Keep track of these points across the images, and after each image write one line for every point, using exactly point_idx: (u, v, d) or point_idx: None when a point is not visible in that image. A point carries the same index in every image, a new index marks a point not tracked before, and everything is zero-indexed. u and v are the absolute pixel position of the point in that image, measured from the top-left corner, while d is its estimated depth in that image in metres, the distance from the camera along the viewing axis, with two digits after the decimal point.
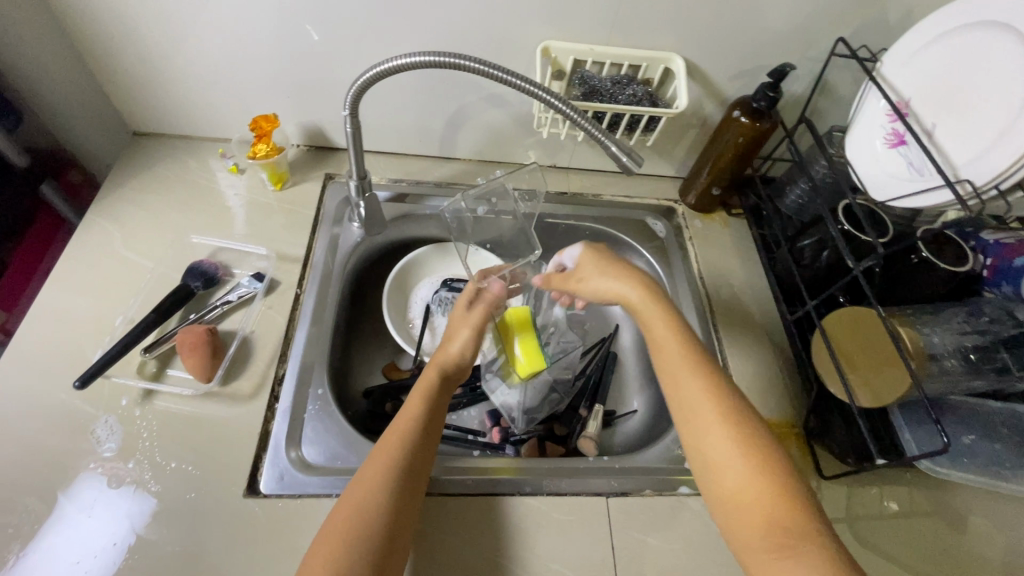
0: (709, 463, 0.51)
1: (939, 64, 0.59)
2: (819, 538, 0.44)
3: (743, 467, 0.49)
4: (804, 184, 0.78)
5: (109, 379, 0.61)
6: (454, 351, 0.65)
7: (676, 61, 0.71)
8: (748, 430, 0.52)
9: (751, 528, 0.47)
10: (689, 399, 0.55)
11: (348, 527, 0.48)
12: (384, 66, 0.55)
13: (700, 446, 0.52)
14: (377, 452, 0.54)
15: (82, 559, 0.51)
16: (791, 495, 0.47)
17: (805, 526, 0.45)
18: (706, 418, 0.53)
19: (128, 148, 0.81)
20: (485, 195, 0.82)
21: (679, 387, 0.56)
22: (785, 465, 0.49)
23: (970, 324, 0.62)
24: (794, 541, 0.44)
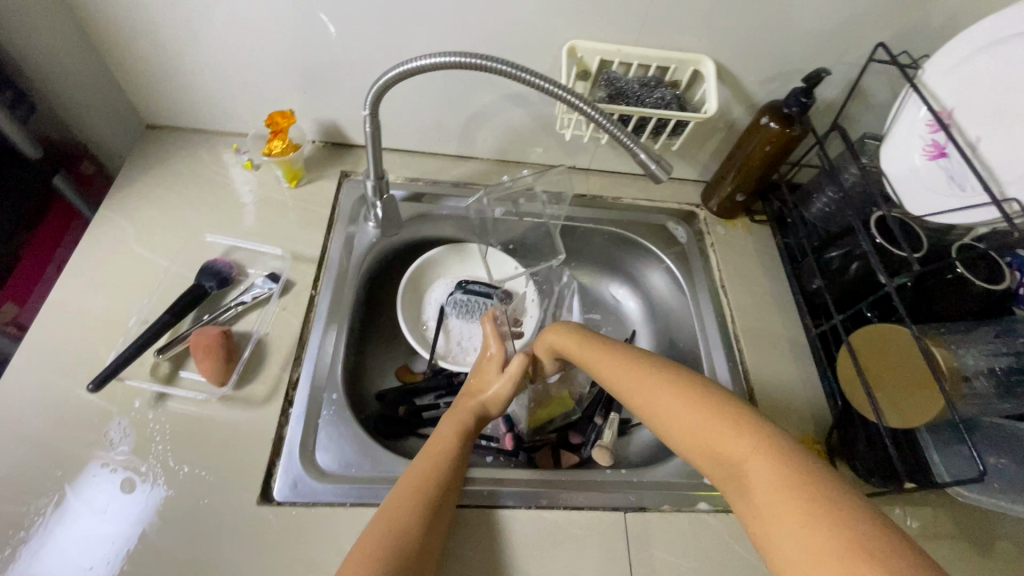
0: (658, 423, 0.50)
1: (986, 74, 0.57)
2: (768, 443, 0.42)
3: (680, 408, 0.48)
4: (832, 192, 0.74)
5: (124, 381, 0.60)
6: (488, 399, 0.65)
7: (706, 63, 0.69)
8: (674, 377, 0.51)
9: (711, 464, 0.44)
10: (616, 374, 0.55)
11: (384, 540, 0.48)
12: (407, 66, 0.53)
13: (644, 411, 0.51)
14: (408, 476, 0.55)
15: (95, 565, 0.50)
16: (731, 413, 0.45)
17: (748, 435, 0.43)
18: (633, 383, 0.53)
19: (143, 141, 0.80)
20: (512, 197, 0.81)
21: (606, 368, 0.57)
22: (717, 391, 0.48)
23: (1005, 344, 0.60)
24: (744, 455, 0.42)
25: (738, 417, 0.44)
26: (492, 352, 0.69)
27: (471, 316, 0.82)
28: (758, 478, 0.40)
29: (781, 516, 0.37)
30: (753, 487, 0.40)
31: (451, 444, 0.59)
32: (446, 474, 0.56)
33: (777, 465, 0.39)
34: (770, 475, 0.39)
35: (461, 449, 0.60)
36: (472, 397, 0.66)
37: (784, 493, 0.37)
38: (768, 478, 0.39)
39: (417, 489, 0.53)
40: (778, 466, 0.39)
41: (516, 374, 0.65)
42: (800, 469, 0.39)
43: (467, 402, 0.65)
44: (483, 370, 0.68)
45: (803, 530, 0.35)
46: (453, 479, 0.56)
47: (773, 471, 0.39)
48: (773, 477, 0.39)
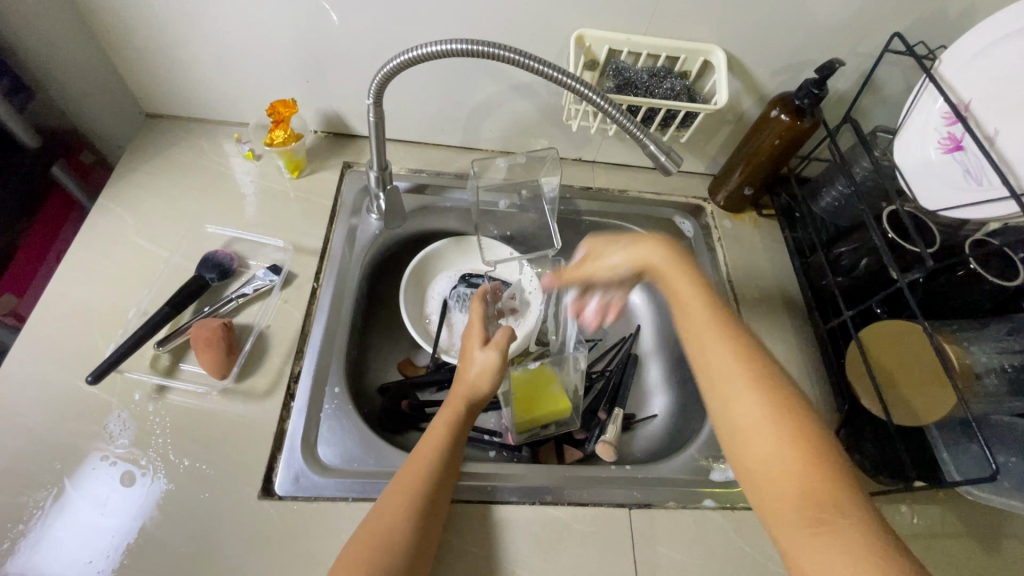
0: (740, 434, 0.49)
1: (1006, 65, 0.55)
2: (864, 520, 0.42)
3: (775, 440, 0.47)
4: (842, 186, 0.74)
5: (123, 373, 0.59)
6: (475, 379, 0.63)
7: (717, 54, 0.67)
8: (783, 401, 0.49)
9: (783, 504, 0.45)
10: (721, 369, 0.52)
11: (373, 547, 0.47)
12: (411, 54, 0.52)
13: (732, 416, 0.50)
14: (404, 472, 0.54)
15: (95, 559, 0.50)
16: (829, 468, 0.45)
17: (847, 504, 0.43)
18: (733, 387, 0.51)
19: (142, 130, 0.79)
20: (515, 187, 0.82)
21: (711, 357, 0.53)
22: (822, 436, 0.47)
23: (1017, 342, 0.59)
24: (831, 517, 0.42)
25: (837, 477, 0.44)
26: (472, 330, 0.69)
27: None
28: (843, 546, 0.40)
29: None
30: (829, 553, 0.41)
31: (440, 442, 0.57)
32: (436, 474, 0.54)
33: (871, 547, 0.40)
34: (859, 552, 0.40)
35: (452, 444, 0.57)
36: (459, 381, 0.64)
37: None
38: (854, 551, 0.40)
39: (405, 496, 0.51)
40: (872, 549, 0.40)
41: (499, 344, 0.66)
42: (889, 558, 0.39)
43: (457, 387, 0.63)
44: (466, 349, 0.68)
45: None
46: (445, 478, 0.54)
47: (863, 549, 0.40)
48: (862, 554, 0.40)
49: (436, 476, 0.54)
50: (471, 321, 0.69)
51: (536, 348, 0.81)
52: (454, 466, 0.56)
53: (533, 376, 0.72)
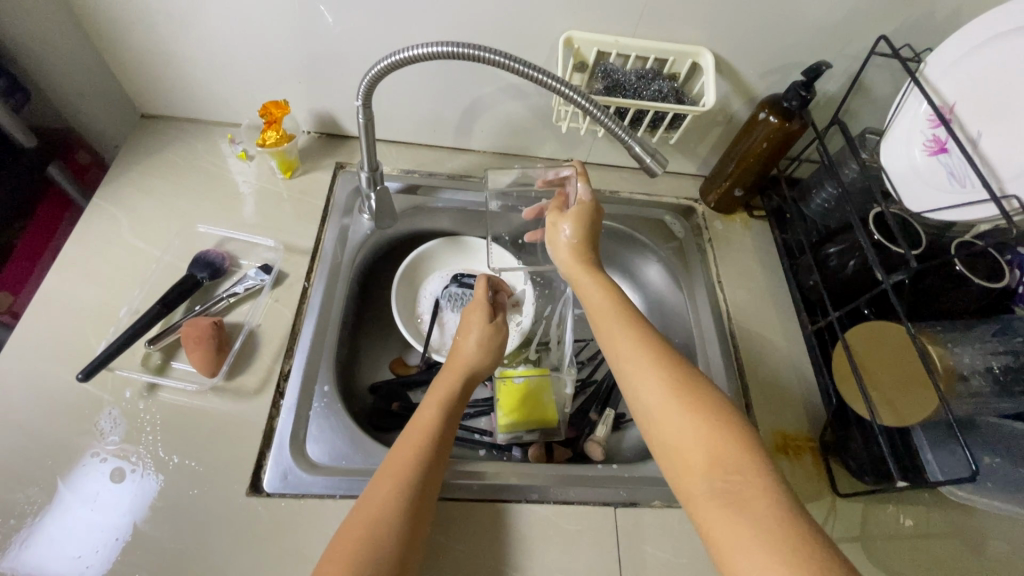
0: (652, 416, 0.50)
1: (990, 69, 0.56)
2: (767, 485, 0.43)
3: (685, 419, 0.48)
4: (832, 188, 0.74)
5: (114, 371, 0.60)
6: (473, 353, 0.67)
7: (705, 56, 0.67)
8: (688, 381, 0.51)
9: (698, 479, 0.45)
10: (627, 356, 0.54)
11: (366, 534, 0.47)
12: (400, 56, 0.52)
13: (642, 400, 0.51)
14: (395, 457, 0.53)
15: (84, 554, 0.50)
16: (734, 438, 0.46)
17: (754, 473, 0.44)
18: (641, 371, 0.52)
19: (137, 131, 0.80)
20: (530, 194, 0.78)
21: (618, 347, 0.56)
22: (726, 411, 0.49)
23: (1003, 343, 0.59)
24: (737, 485, 0.43)
25: (741, 448, 0.46)
26: (480, 304, 0.72)
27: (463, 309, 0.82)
28: (752, 514, 0.42)
29: (769, 555, 0.39)
30: (739, 520, 0.42)
31: (433, 422, 0.58)
32: (430, 451, 0.55)
33: (776, 512, 0.41)
34: (768, 518, 0.41)
35: (442, 426, 0.58)
36: (458, 356, 0.66)
37: (778, 540, 0.40)
38: (763, 516, 0.41)
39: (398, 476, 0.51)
40: (777, 514, 0.41)
41: (500, 325, 0.71)
42: (794, 523, 0.41)
43: (456, 362, 0.66)
44: (468, 323, 0.70)
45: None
46: (439, 454, 0.55)
47: (772, 516, 0.41)
48: (771, 518, 0.41)
49: (431, 458, 0.54)
50: (479, 298, 0.72)
51: (538, 345, 0.82)
52: (446, 443, 0.57)
53: (529, 385, 0.74)
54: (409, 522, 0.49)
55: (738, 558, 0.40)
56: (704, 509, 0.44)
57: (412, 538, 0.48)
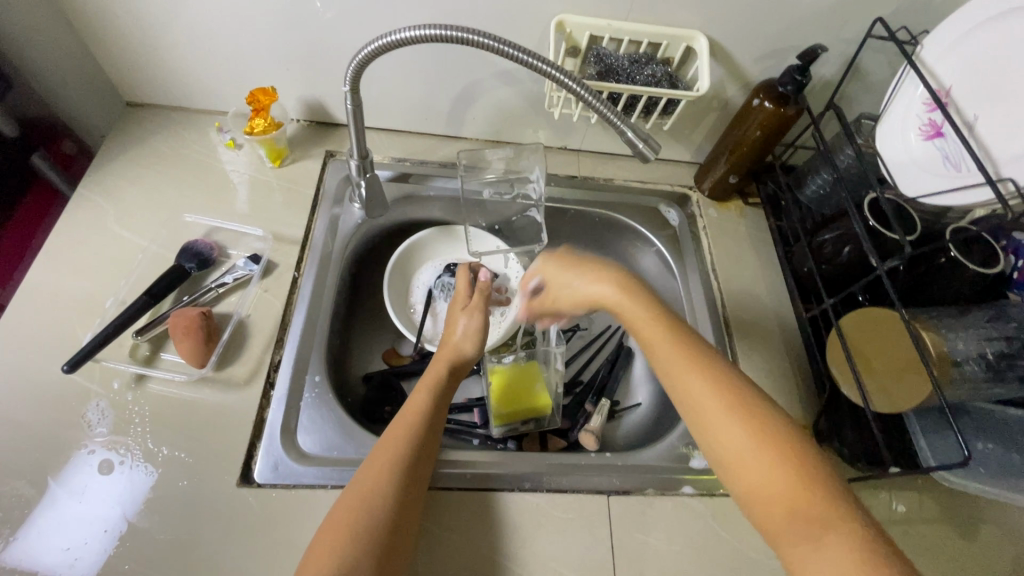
0: (716, 441, 0.47)
1: (987, 51, 0.55)
2: (844, 513, 0.41)
3: (752, 444, 0.45)
4: (827, 173, 0.73)
5: (101, 362, 0.59)
6: (459, 341, 0.67)
7: (699, 40, 0.66)
8: (748, 402, 0.48)
9: (773, 508, 0.43)
10: (681, 377, 0.50)
11: (359, 506, 0.48)
12: (387, 40, 0.51)
13: (704, 425, 0.48)
14: (380, 456, 0.52)
15: (73, 547, 0.50)
16: (805, 464, 0.44)
17: (828, 502, 0.42)
18: (698, 394, 0.49)
19: (123, 119, 0.78)
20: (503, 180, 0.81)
21: (669, 368, 0.51)
22: (792, 433, 0.46)
23: (996, 328, 0.59)
24: (816, 516, 0.41)
25: (812, 475, 0.43)
26: (459, 295, 0.72)
27: None
28: (831, 548, 0.40)
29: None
30: (824, 555, 0.40)
31: (423, 406, 0.58)
32: (419, 431, 0.55)
33: (857, 543, 0.39)
34: (847, 551, 0.39)
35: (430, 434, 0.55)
36: (447, 348, 0.67)
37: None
38: (844, 550, 0.39)
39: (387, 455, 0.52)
40: (857, 544, 0.39)
41: (477, 307, 0.70)
42: (879, 554, 0.39)
43: (443, 350, 0.66)
44: (451, 314, 0.71)
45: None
46: (429, 438, 0.56)
47: (850, 549, 0.39)
48: (853, 552, 0.39)
49: (420, 436, 0.55)
50: (460, 290, 0.72)
51: (524, 339, 0.81)
52: (432, 436, 0.56)
53: (519, 373, 0.73)
54: (398, 494, 0.50)
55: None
56: (784, 542, 0.42)
57: (403, 509, 0.49)
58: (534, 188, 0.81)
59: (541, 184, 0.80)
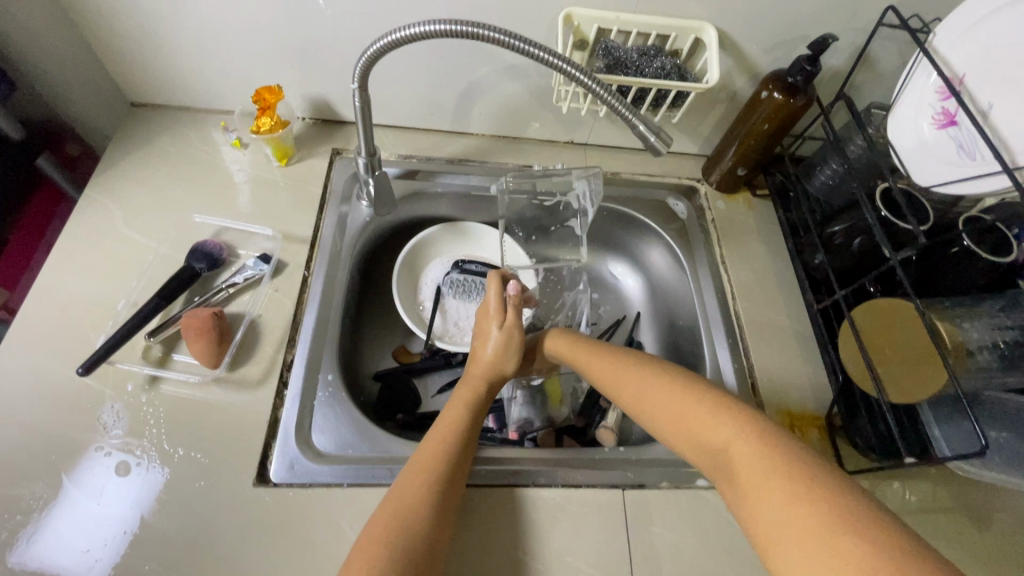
0: (666, 425, 0.52)
1: (1002, 37, 0.54)
2: (753, 430, 0.45)
3: (675, 404, 0.51)
4: (837, 164, 0.73)
5: (114, 364, 0.59)
6: (496, 360, 0.66)
7: (708, 31, 0.66)
8: (666, 372, 0.55)
9: (707, 457, 0.47)
10: (608, 372, 0.60)
11: (394, 517, 0.48)
12: (395, 36, 0.51)
13: (637, 407, 0.55)
14: (414, 460, 0.54)
15: (92, 548, 0.50)
16: (717, 402, 0.49)
17: (738, 425, 0.46)
18: (626, 380, 0.57)
19: (128, 120, 0.78)
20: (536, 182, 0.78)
21: (599, 369, 0.61)
22: (708, 387, 0.52)
23: (1010, 317, 0.59)
24: (726, 442, 0.45)
25: (723, 409, 0.48)
26: (489, 310, 0.69)
27: (467, 296, 0.82)
28: (746, 465, 0.43)
29: (771, 492, 0.39)
30: (736, 470, 0.43)
31: (458, 421, 0.59)
32: (458, 445, 0.56)
33: (764, 449, 0.42)
34: (757, 461, 0.42)
35: (465, 444, 0.57)
36: (478, 364, 0.67)
37: (771, 477, 0.40)
38: (752, 458, 0.43)
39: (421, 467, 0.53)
40: (764, 451, 0.42)
41: (515, 324, 0.68)
42: (786, 454, 0.41)
43: (478, 369, 0.66)
44: (483, 328, 0.69)
45: (791, 506, 0.38)
46: (467, 450, 0.57)
47: (759, 457, 0.42)
48: (763, 459, 0.42)
49: (455, 449, 0.56)
50: (489, 303, 0.70)
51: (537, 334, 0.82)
52: (472, 444, 0.58)
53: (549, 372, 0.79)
54: (439, 508, 0.50)
55: (751, 512, 0.40)
56: (723, 484, 0.45)
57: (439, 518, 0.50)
58: (579, 198, 0.80)
59: (586, 198, 0.78)
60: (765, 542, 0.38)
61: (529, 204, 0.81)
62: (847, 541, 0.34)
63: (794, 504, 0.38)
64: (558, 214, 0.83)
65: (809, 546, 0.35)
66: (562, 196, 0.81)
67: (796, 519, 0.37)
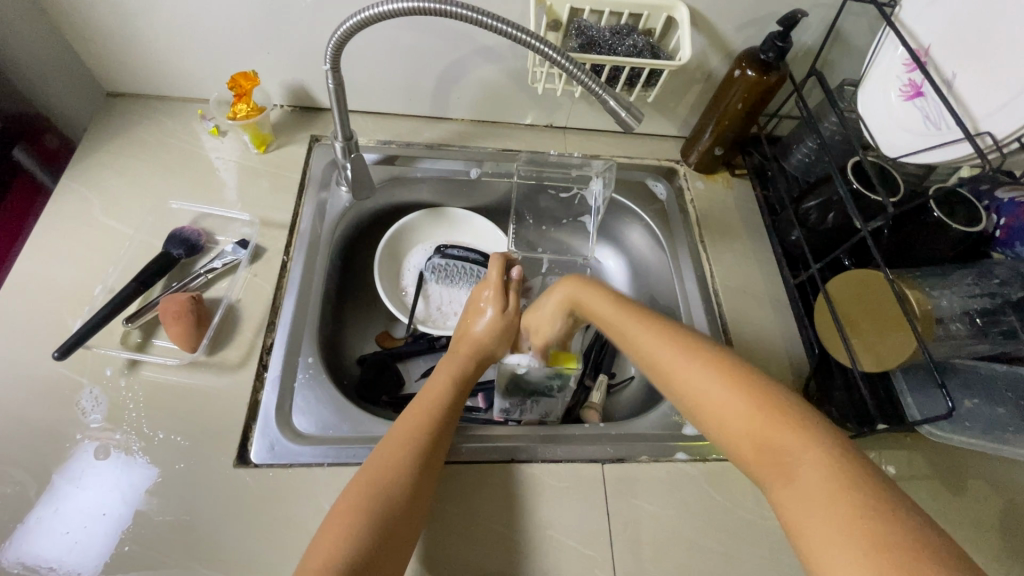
0: (691, 400, 0.49)
1: (963, 8, 0.55)
2: (822, 442, 0.41)
3: (727, 392, 0.46)
4: (812, 142, 0.74)
5: (91, 349, 0.59)
6: (484, 340, 0.68)
7: (680, 9, 0.66)
8: (703, 349, 0.51)
9: (732, 441, 0.45)
10: (640, 343, 0.56)
11: (373, 493, 0.48)
12: (364, 15, 0.51)
13: (676, 387, 0.51)
14: (397, 435, 0.54)
15: (72, 530, 0.50)
16: (760, 390, 0.46)
17: (803, 435, 0.42)
18: (673, 357, 0.52)
19: (104, 110, 0.77)
20: (552, 172, 0.82)
21: (641, 346, 0.56)
22: (767, 379, 0.47)
23: (980, 286, 0.60)
24: (763, 432, 0.43)
25: (787, 411, 0.44)
26: (489, 284, 0.71)
27: (450, 280, 0.82)
28: (790, 461, 0.41)
29: (834, 509, 0.36)
30: (778, 465, 0.41)
31: (441, 396, 0.59)
32: (438, 423, 0.56)
33: (813, 449, 0.40)
34: (824, 475, 0.38)
35: (443, 422, 0.57)
36: (464, 340, 0.68)
37: (832, 488, 0.37)
38: (799, 456, 0.40)
39: (403, 442, 0.53)
40: (835, 468, 0.39)
41: (512, 308, 0.70)
42: (843, 464, 0.39)
43: (464, 344, 0.67)
44: (479, 303, 0.71)
45: (831, 510, 0.36)
46: (447, 423, 0.57)
47: (824, 471, 0.39)
48: (830, 475, 0.38)
49: (436, 424, 0.56)
50: (488, 278, 0.71)
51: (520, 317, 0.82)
52: (452, 417, 0.58)
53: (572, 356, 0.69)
54: (415, 484, 0.50)
55: (790, 507, 0.39)
56: (769, 482, 0.42)
57: (415, 495, 0.50)
58: (594, 196, 0.83)
59: (600, 197, 0.82)
60: (811, 549, 0.36)
61: (542, 192, 0.84)
62: (891, 551, 0.33)
63: (839, 512, 0.36)
64: (573, 207, 0.86)
65: (843, 550, 0.34)
66: (579, 188, 0.83)
67: (860, 541, 0.34)
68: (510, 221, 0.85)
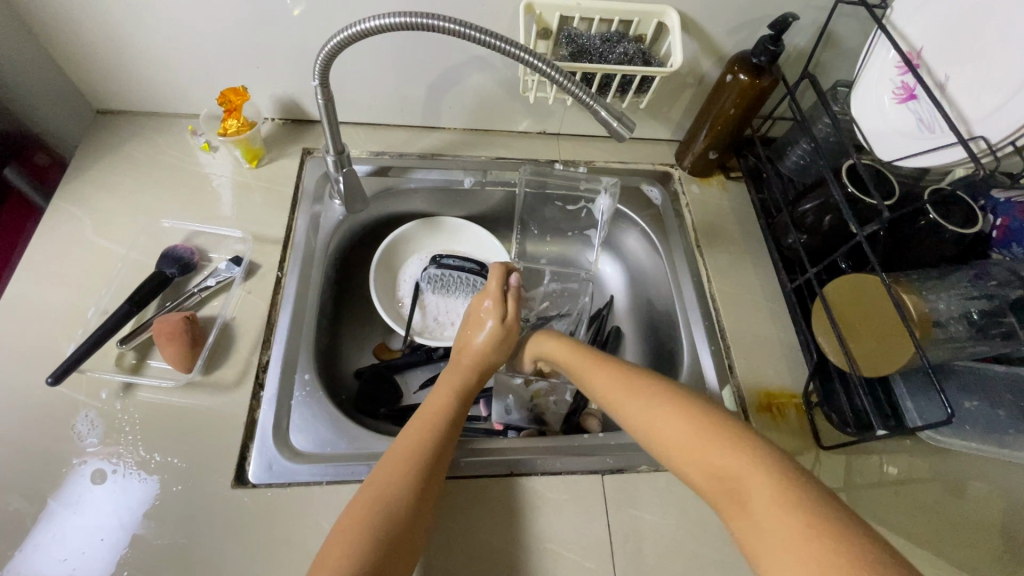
0: (660, 442, 0.50)
1: (954, 11, 0.55)
2: (764, 463, 0.43)
3: (684, 428, 0.48)
4: (806, 143, 0.74)
5: (84, 373, 0.59)
6: (485, 351, 0.66)
7: (670, 15, 0.66)
8: (668, 393, 0.53)
9: (702, 479, 0.46)
10: (607, 386, 0.57)
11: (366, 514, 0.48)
12: (350, 31, 0.51)
13: (646, 430, 0.52)
14: (392, 455, 0.53)
15: (69, 557, 0.50)
16: (726, 429, 0.47)
17: (766, 467, 0.43)
18: (628, 395, 0.55)
19: (96, 128, 0.77)
20: (557, 186, 0.81)
21: (603, 385, 0.58)
22: (712, 409, 0.50)
23: (977, 288, 0.59)
24: (730, 467, 0.44)
25: (738, 439, 0.45)
26: (489, 293, 0.70)
27: (446, 290, 0.82)
28: (755, 494, 0.41)
29: (783, 535, 0.38)
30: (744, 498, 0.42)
31: (441, 414, 0.58)
32: (438, 441, 0.55)
33: (777, 481, 0.41)
34: (785, 507, 0.39)
35: (443, 439, 0.56)
36: (466, 351, 0.67)
37: (792, 517, 0.38)
38: (764, 488, 0.41)
39: (406, 456, 0.53)
40: (798, 498, 0.39)
41: (512, 317, 0.69)
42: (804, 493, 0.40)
43: (467, 358, 0.66)
44: (479, 313, 0.69)
45: (795, 541, 0.37)
46: (447, 439, 0.56)
47: (784, 500, 0.40)
48: (779, 498, 0.40)
49: (436, 441, 0.55)
50: (488, 286, 0.70)
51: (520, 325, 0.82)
52: (452, 433, 0.58)
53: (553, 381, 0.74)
54: (410, 504, 0.49)
55: (757, 541, 0.39)
56: (725, 510, 0.43)
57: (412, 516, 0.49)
58: (602, 210, 0.82)
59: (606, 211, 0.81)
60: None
61: (548, 203, 0.84)
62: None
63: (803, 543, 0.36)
64: (580, 220, 0.85)
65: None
66: (586, 202, 0.83)
67: (810, 567, 0.35)
68: (515, 232, 0.86)
